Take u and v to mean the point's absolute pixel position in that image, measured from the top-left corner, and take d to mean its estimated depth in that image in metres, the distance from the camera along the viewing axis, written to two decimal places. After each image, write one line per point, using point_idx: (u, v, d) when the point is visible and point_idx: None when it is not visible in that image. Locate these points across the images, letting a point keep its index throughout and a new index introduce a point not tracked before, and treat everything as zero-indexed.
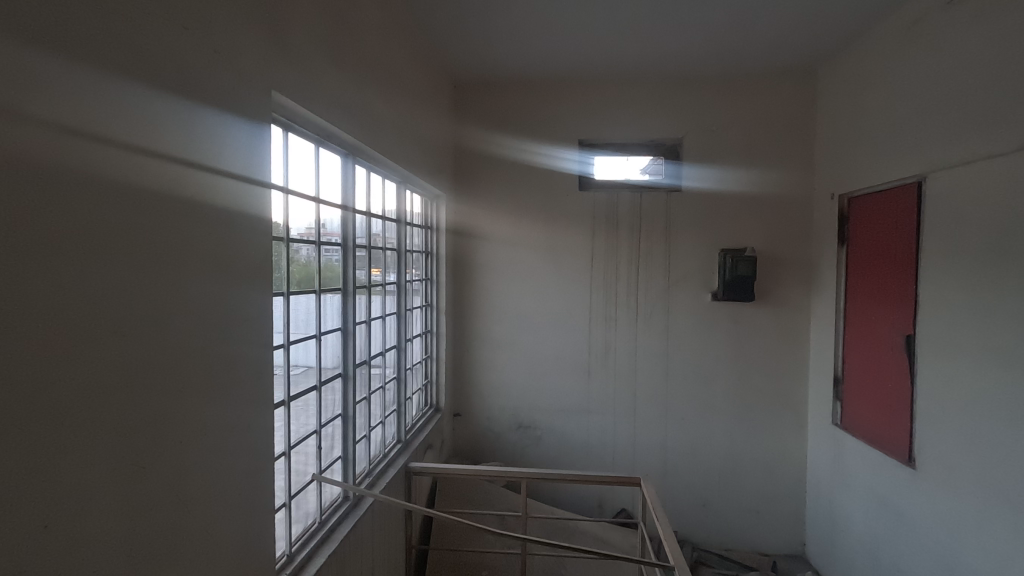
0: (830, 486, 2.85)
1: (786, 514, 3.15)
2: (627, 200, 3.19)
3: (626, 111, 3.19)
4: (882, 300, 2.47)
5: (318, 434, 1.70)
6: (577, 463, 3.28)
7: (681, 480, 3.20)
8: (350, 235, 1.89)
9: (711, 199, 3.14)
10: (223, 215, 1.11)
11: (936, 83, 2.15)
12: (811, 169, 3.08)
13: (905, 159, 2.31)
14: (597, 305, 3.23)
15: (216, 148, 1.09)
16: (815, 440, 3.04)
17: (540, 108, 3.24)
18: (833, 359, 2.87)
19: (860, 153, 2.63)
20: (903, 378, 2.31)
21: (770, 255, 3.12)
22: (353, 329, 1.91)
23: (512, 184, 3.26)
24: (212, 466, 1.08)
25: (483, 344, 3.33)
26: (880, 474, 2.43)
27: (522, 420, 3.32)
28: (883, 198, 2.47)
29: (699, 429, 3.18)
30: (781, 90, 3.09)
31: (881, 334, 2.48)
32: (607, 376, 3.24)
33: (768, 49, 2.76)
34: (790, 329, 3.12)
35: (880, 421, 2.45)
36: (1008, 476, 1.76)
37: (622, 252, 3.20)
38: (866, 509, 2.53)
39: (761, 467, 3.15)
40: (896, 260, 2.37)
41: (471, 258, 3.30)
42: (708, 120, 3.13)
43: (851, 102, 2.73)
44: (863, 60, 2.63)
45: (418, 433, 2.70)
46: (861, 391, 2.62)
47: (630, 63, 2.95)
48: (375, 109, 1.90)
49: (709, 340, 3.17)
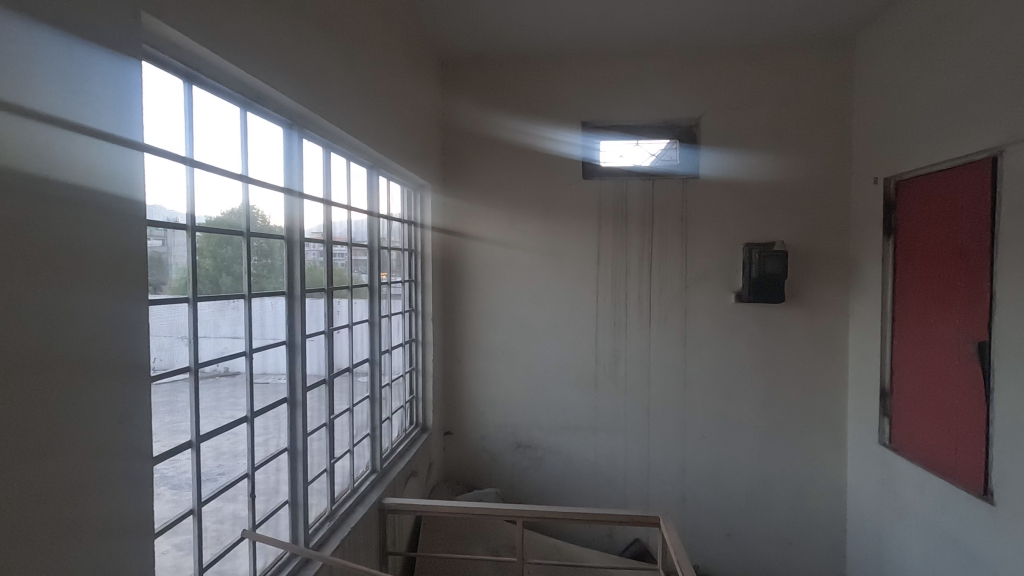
0: (878, 517, 2.46)
1: (824, 545, 2.76)
2: (637, 190, 2.82)
3: (635, 88, 2.82)
4: (944, 299, 2.08)
5: (251, 477, 1.37)
6: (582, 487, 2.90)
7: (701, 508, 2.82)
8: (297, 226, 1.54)
9: (733, 187, 2.76)
10: (36, 182, 0.71)
11: (1008, 36, 1.77)
12: (848, 150, 2.70)
13: (970, 131, 1.93)
14: (604, 309, 2.86)
15: (18, 68, 0.69)
16: (857, 461, 2.64)
17: (538, 86, 2.87)
18: (879, 369, 2.48)
19: (913, 128, 2.24)
20: (974, 392, 1.92)
21: (802, 249, 2.74)
22: (302, 342, 1.56)
23: (506, 173, 2.90)
24: (17, 573, 0.69)
25: (476, 355, 2.97)
26: (943, 508, 2.04)
27: (521, 440, 2.95)
28: (943, 179, 2.08)
29: (721, 450, 2.80)
30: (813, 60, 2.70)
31: (942, 340, 2.09)
32: (617, 390, 2.86)
33: (799, 9, 2.38)
34: (825, 334, 2.74)
35: (944, 445, 2.06)
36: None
37: (632, 247, 2.83)
38: (928, 549, 2.13)
39: (795, 492, 2.76)
40: (963, 252, 1.98)
41: (461, 258, 2.95)
42: (730, 97, 2.76)
43: (897, 71, 2.35)
44: (913, 19, 2.25)
45: (399, 460, 2.34)
46: (917, 408, 2.23)
47: (638, 31, 2.58)
48: (329, 68, 1.53)
49: (731, 346, 2.79)
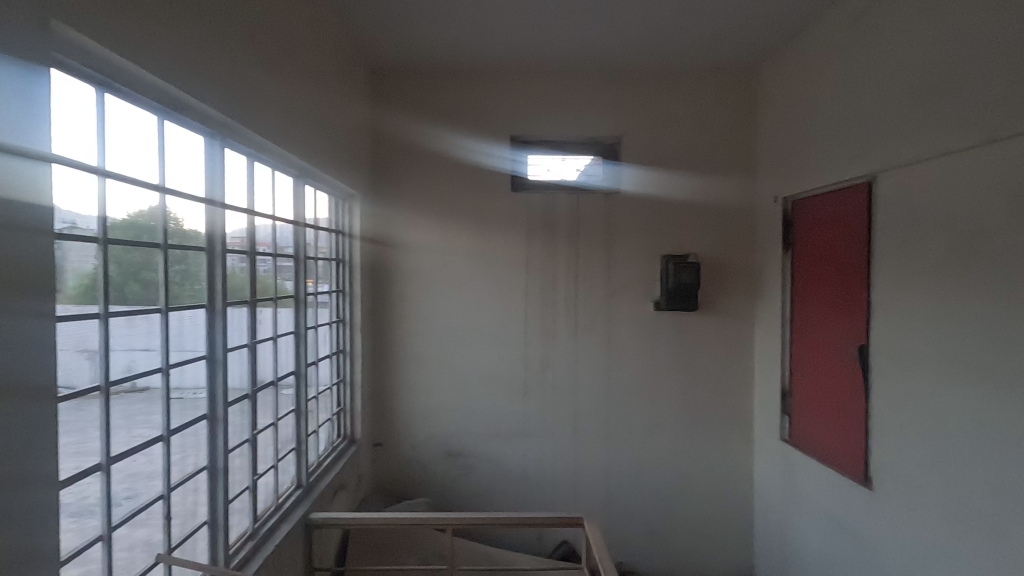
0: (781, 507, 2.69)
1: (735, 537, 2.96)
2: (564, 203, 2.93)
3: (562, 105, 2.94)
4: (832, 308, 2.32)
5: (167, 498, 1.32)
6: (511, 492, 2.96)
7: (625, 507, 2.96)
8: (218, 236, 1.50)
9: (651, 202, 2.93)
10: None
11: (881, 77, 2.02)
12: (753, 171, 2.95)
13: (852, 159, 2.18)
14: (533, 318, 2.94)
15: None
16: (762, 457, 2.87)
17: (468, 99, 2.93)
18: (780, 372, 2.71)
19: (806, 153, 2.49)
20: (856, 391, 2.16)
21: (713, 261, 2.95)
22: (224, 356, 1.52)
23: (436, 184, 2.93)
24: None
25: (406, 365, 2.96)
26: (834, 495, 2.27)
27: (452, 448, 2.97)
28: (830, 200, 2.33)
29: (642, 451, 2.96)
30: (722, 88, 2.94)
31: (831, 344, 2.33)
32: (544, 396, 2.95)
33: (709, 40, 2.58)
34: (734, 340, 2.96)
35: (833, 439, 2.30)
36: (995, 509, 1.55)
37: (559, 258, 2.94)
38: (822, 534, 2.35)
39: (709, 487, 2.96)
40: (846, 266, 2.23)
41: (391, 267, 2.94)
42: (648, 118, 2.94)
43: (793, 101, 2.61)
44: (806, 56, 2.50)
45: (326, 474, 2.30)
46: (810, 406, 2.47)
47: (564, 51, 2.70)
48: (254, 75, 1.50)
49: (651, 352, 2.95)
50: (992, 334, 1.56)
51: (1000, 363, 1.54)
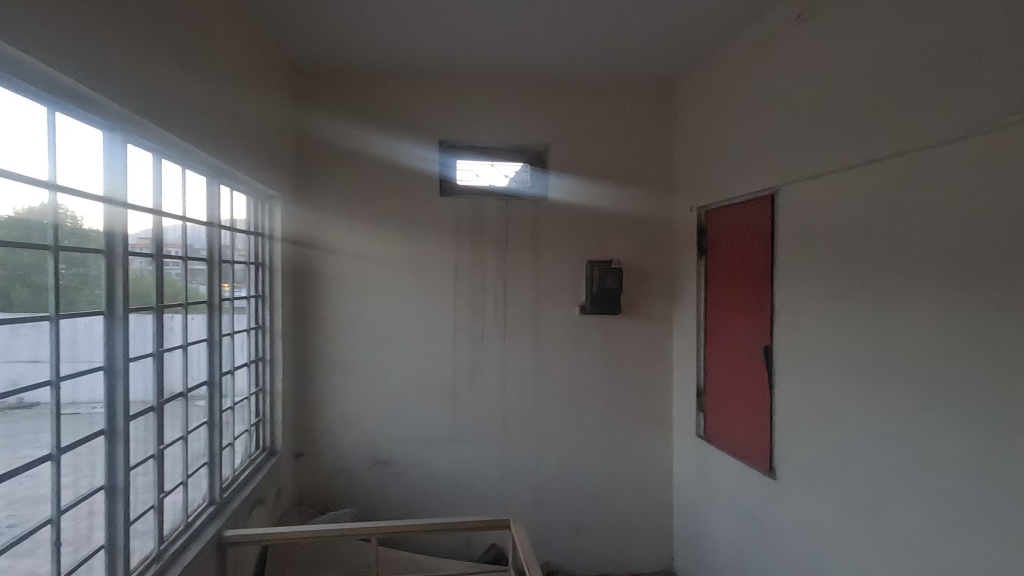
0: (697, 499, 2.84)
1: (655, 530, 3.10)
2: (493, 208, 2.96)
3: (491, 112, 2.97)
4: (741, 311, 2.49)
5: (56, 523, 1.21)
6: (440, 498, 2.94)
7: (552, 507, 3.02)
8: (120, 238, 1.40)
9: (577, 209, 3.03)
10: None
11: (782, 99, 2.20)
12: (671, 182, 3.11)
13: (757, 174, 2.35)
14: (462, 322, 2.95)
15: None
16: (680, 452, 3.03)
17: (397, 102, 2.90)
18: (696, 371, 2.88)
19: (718, 166, 2.67)
20: (762, 388, 2.33)
21: (635, 267, 3.08)
22: (125, 367, 1.41)
23: (363, 187, 2.87)
24: None
25: (331, 372, 2.88)
26: (743, 486, 2.44)
27: (379, 456, 2.91)
28: (739, 210, 2.51)
29: (569, 451, 3.03)
30: (643, 102, 3.08)
31: (740, 344, 2.50)
32: (474, 400, 2.96)
33: (631, 55, 2.71)
34: (654, 341, 3.10)
35: (742, 433, 2.47)
36: (877, 491, 1.73)
37: (488, 263, 2.96)
38: (733, 522, 2.51)
39: (632, 484, 3.08)
40: (753, 272, 2.40)
41: (315, 271, 2.85)
42: (574, 127, 3.03)
43: (706, 117, 2.78)
44: (718, 75, 2.68)
45: (242, 489, 2.18)
46: (722, 403, 2.64)
47: (493, 59, 2.73)
48: (162, 67, 1.42)
49: (577, 354, 3.04)
50: (875, 334, 1.74)
51: (882, 361, 1.71)
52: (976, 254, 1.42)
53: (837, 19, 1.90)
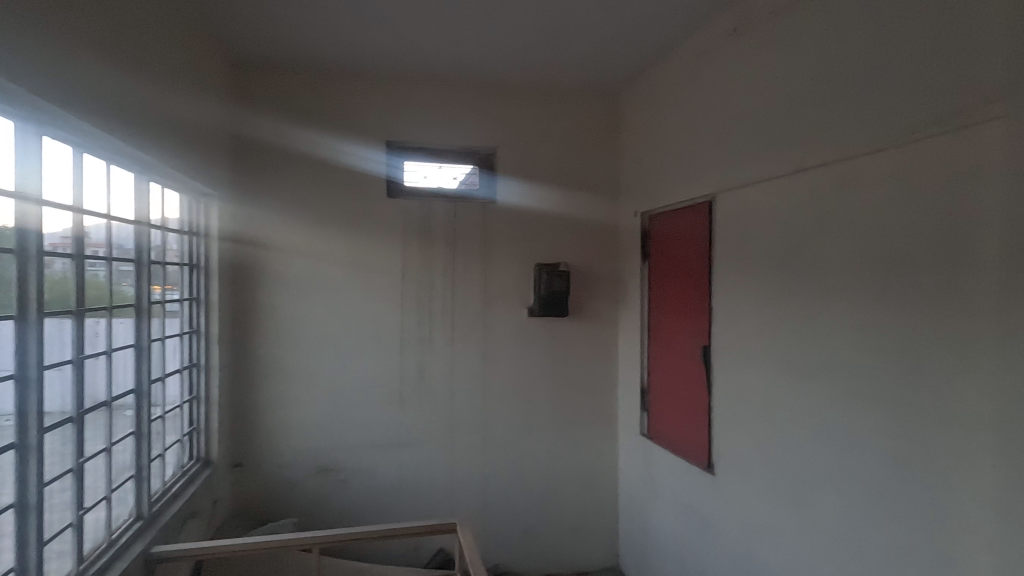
0: (641, 496, 2.92)
1: (602, 528, 3.16)
2: (441, 211, 2.95)
3: (439, 114, 2.95)
4: (682, 313, 2.58)
5: None
6: (387, 504, 2.89)
7: (501, 510, 3.03)
8: (33, 238, 1.30)
9: (526, 212, 3.05)
10: None
11: (719, 110, 2.30)
12: (616, 187, 3.19)
13: (697, 181, 2.45)
14: (409, 325, 2.91)
15: None
16: (625, 451, 3.10)
17: (342, 101, 2.84)
18: (640, 372, 2.95)
19: (660, 173, 2.75)
20: (701, 387, 2.42)
21: (582, 270, 3.14)
22: (38, 376, 1.32)
23: (306, 186, 2.79)
24: None
25: (272, 378, 2.78)
26: (684, 482, 2.52)
27: (323, 464, 2.83)
28: (680, 216, 2.60)
29: (517, 454, 3.04)
30: (589, 108, 3.15)
31: (681, 345, 2.59)
32: (421, 404, 2.93)
33: (578, 62, 2.76)
34: (600, 343, 3.16)
35: (683, 432, 2.55)
36: (805, 482, 1.83)
37: (437, 265, 2.94)
38: (675, 518, 2.59)
39: (578, 484, 3.12)
40: (693, 275, 2.49)
41: (255, 273, 2.74)
42: (522, 131, 3.06)
43: (650, 125, 2.87)
44: (660, 85, 2.77)
45: (173, 502, 2.07)
46: (664, 403, 2.72)
47: (442, 61, 2.72)
48: (83, 56, 1.33)
49: (525, 357, 3.06)
50: (805, 333, 1.84)
51: (811, 360, 1.82)
52: (891, 259, 1.53)
53: (770, 36, 2.01)
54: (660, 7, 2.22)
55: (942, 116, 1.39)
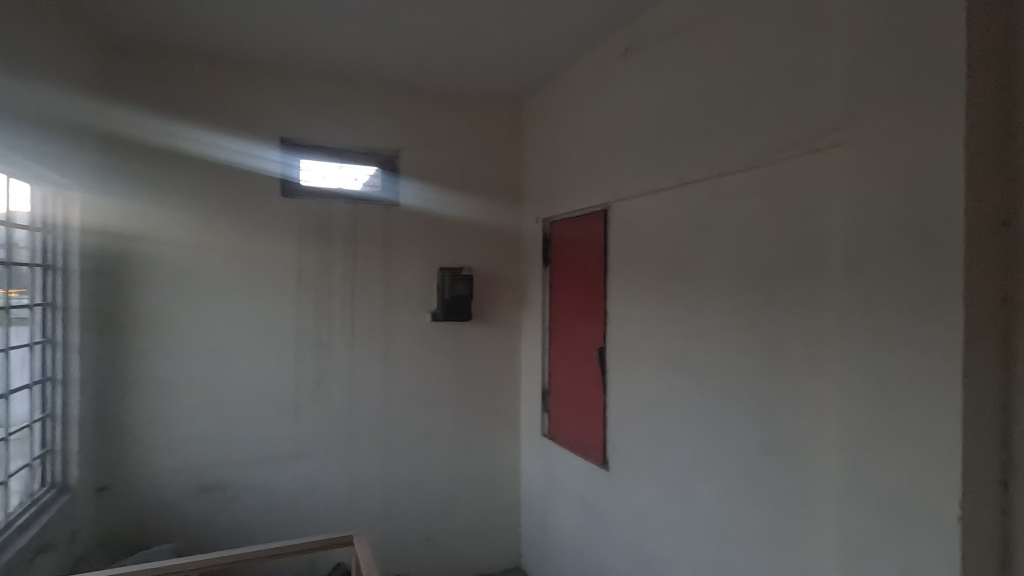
0: (542, 495, 2.99)
1: (505, 530, 3.19)
2: (340, 212, 2.84)
3: (338, 113, 2.86)
4: (580, 316, 2.69)
5: None
6: (280, 520, 2.73)
7: (402, 519, 2.97)
8: None
9: (429, 216, 3.03)
10: None
11: (613, 125, 2.43)
12: (519, 193, 3.25)
13: (593, 191, 2.57)
14: (305, 332, 2.78)
15: None
16: (527, 452, 3.16)
17: (230, 93, 2.66)
18: (541, 374, 3.03)
19: (560, 182, 2.85)
20: (597, 387, 2.54)
21: (485, 274, 3.17)
22: None
23: (188, 183, 2.59)
24: None
25: (145, 392, 2.52)
26: (582, 478, 2.62)
27: (206, 482, 2.62)
28: (578, 223, 2.71)
29: (420, 460, 3.00)
30: (493, 115, 3.19)
31: (579, 348, 2.70)
32: (318, 413, 2.80)
33: (481, 69, 2.79)
34: (503, 347, 3.21)
35: (581, 431, 2.65)
36: (688, 472, 1.98)
37: (335, 269, 2.84)
38: (573, 514, 2.69)
39: (481, 488, 3.14)
40: (590, 280, 2.61)
41: (125, 276, 2.49)
42: (426, 135, 3.03)
43: (551, 135, 2.96)
44: (560, 97, 2.88)
45: (18, 536, 1.81)
46: (564, 403, 2.81)
47: (341, 58, 2.64)
48: None
49: (428, 361, 3.03)
50: (687, 335, 1.99)
51: (692, 359, 1.97)
52: (758, 267, 1.70)
53: (657, 58, 2.15)
54: (559, 21, 2.31)
55: (797, 141, 1.57)
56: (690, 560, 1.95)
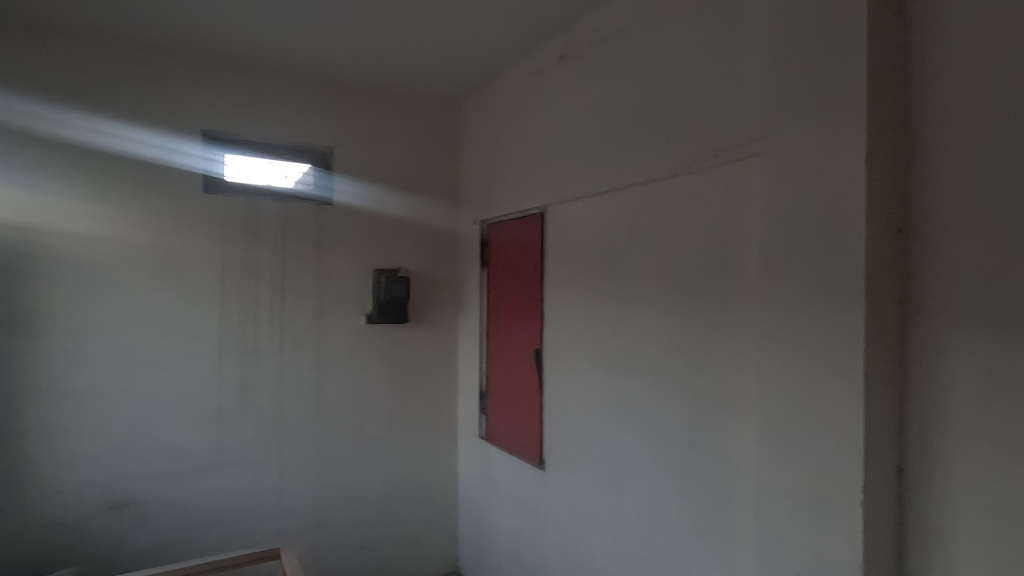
0: (479, 497, 2.98)
1: (442, 534, 3.16)
2: (269, 209, 2.72)
3: (267, 106, 2.74)
4: (517, 318, 2.71)
5: None
6: (200, 536, 2.58)
7: (335, 529, 2.88)
8: None
9: (364, 216, 2.96)
10: None
11: (550, 129, 2.47)
12: (457, 194, 3.24)
13: (530, 193, 2.59)
14: (230, 335, 2.63)
15: None
16: (465, 455, 3.14)
17: (146, 80, 2.48)
18: (479, 376, 3.03)
19: (498, 184, 2.87)
20: (534, 388, 2.56)
21: (422, 276, 3.13)
22: None
23: (97, 175, 2.39)
24: None
25: (45, 401, 2.30)
26: (519, 479, 2.64)
27: (116, 498, 2.42)
28: (515, 225, 2.72)
29: (353, 466, 2.92)
30: (430, 115, 3.16)
31: (516, 350, 2.71)
32: (244, 421, 2.66)
33: (418, 68, 2.76)
34: (441, 349, 3.18)
35: (518, 431, 2.67)
36: (620, 469, 2.03)
37: (263, 269, 2.71)
38: (510, 515, 2.70)
39: (417, 492, 3.09)
40: (527, 282, 2.64)
41: (21, 275, 2.27)
42: (361, 132, 2.96)
43: (488, 137, 2.97)
44: (498, 99, 2.89)
45: None
46: (501, 405, 2.82)
47: (270, 49, 2.53)
48: None
49: (363, 365, 2.95)
50: (619, 335, 2.05)
51: (624, 359, 2.03)
52: (685, 270, 1.77)
53: (592, 65, 2.21)
54: (497, 24, 2.32)
55: (721, 150, 1.65)
56: (622, 554, 2.01)
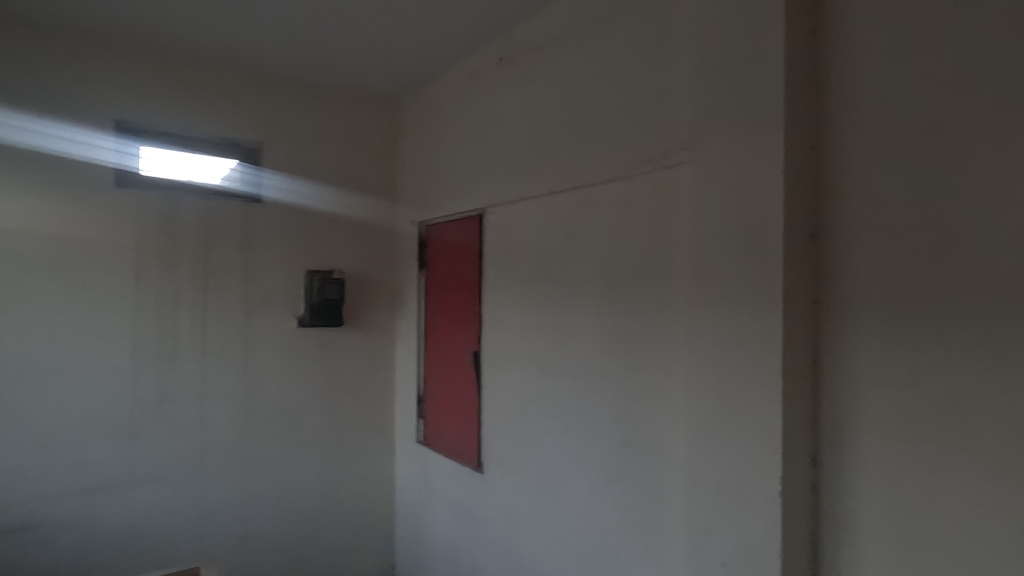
0: (417, 503, 2.93)
1: (378, 542, 3.08)
2: (190, 206, 2.56)
3: (188, 97, 2.57)
4: (455, 320, 2.68)
5: None
6: (110, 557, 2.39)
7: (262, 542, 2.74)
8: None
9: (295, 215, 2.84)
10: None
11: (488, 131, 2.46)
12: (395, 195, 3.17)
13: (468, 195, 2.58)
14: (145, 340, 2.46)
15: None
16: (402, 460, 3.08)
17: (48, 64, 2.28)
18: (416, 380, 2.98)
19: (436, 184, 2.83)
20: (472, 390, 2.55)
21: (358, 277, 3.04)
22: None
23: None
24: None
25: None
26: (456, 482, 2.61)
27: (10, 520, 2.21)
28: (453, 227, 2.70)
29: (283, 476, 2.80)
30: (366, 113, 3.08)
31: (454, 352, 2.69)
32: (161, 431, 2.49)
33: (353, 64, 2.68)
34: (377, 352, 3.10)
35: (456, 435, 2.65)
36: (556, 469, 2.05)
37: (184, 269, 2.54)
38: (448, 519, 2.67)
39: (352, 500, 3.00)
40: (465, 284, 2.62)
41: None
42: (292, 128, 2.84)
43: (426, 137, 2.93)
44: (436, 99, 2.86)
45: None
46: (439, 408, 2.79)
47: (191, 36, 2.38)
48: None
49: (294, 370, 2.83)
50: (556, 337, 2.07)
51: (560, 360, 2.05)
52: (619, 273, 1.82)
53: (529, 69, 2.23)
54: (434, 24, 2.29)
55: (652, 157, 1.71)
56: (558, 553, 2.03)
